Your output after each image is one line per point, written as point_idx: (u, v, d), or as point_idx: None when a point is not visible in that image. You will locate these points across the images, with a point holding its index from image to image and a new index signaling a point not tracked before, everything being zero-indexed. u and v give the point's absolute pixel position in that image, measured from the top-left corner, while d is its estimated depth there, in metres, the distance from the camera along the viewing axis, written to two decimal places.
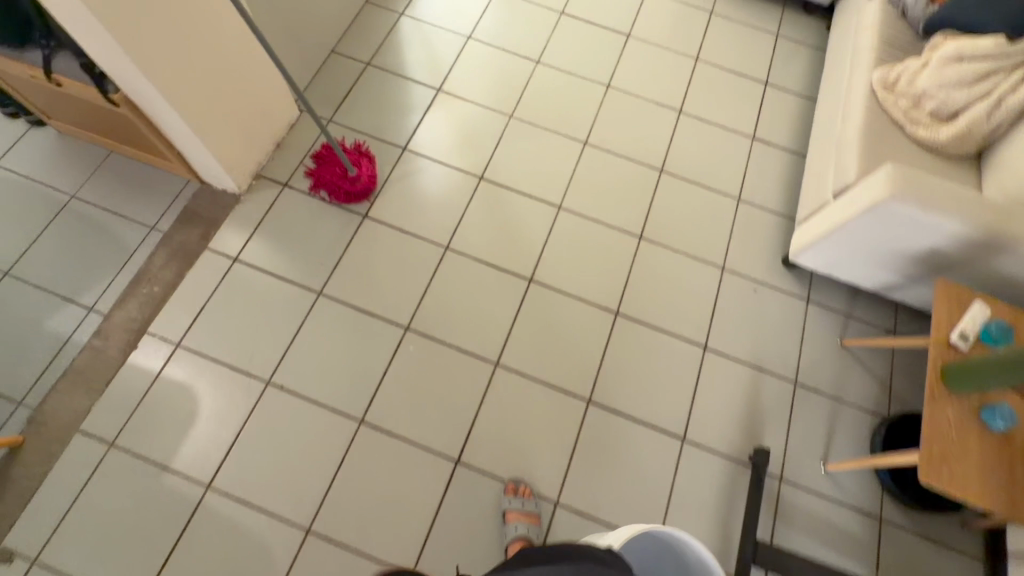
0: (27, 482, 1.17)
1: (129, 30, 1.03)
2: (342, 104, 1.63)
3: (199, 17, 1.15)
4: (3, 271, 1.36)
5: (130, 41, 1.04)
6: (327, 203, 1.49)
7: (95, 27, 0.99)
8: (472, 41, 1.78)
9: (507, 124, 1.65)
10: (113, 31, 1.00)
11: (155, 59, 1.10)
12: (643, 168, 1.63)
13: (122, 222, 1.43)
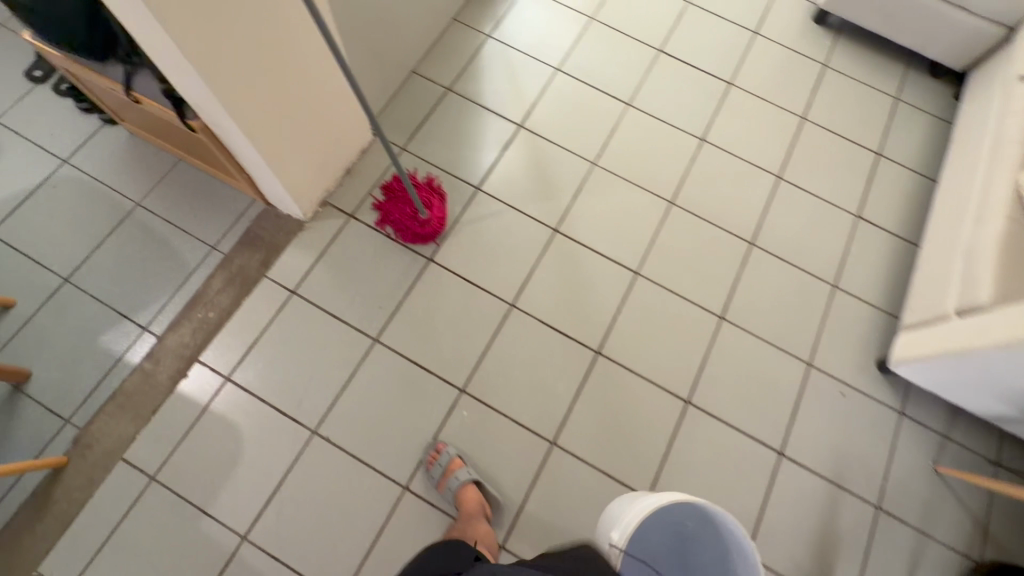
0: (67, 506, 1.15)
1: (212, 61, 0.96)
2: (417, 132, 1.54)
3: (282, 41, 1.07)
4: (63, 276, 1.33)
5: (212, 73, 0.97)
6: (393, 241, 1.41)
7: (179, 59, 0.92)
8: (559, 74, 1.65)
9: (589, 171, 1.54)
10: (194, 57, 0.92)
11: (235, 90, 1.03)
12: (732, 238, 1.49)
13: (183, 238, 1.38)
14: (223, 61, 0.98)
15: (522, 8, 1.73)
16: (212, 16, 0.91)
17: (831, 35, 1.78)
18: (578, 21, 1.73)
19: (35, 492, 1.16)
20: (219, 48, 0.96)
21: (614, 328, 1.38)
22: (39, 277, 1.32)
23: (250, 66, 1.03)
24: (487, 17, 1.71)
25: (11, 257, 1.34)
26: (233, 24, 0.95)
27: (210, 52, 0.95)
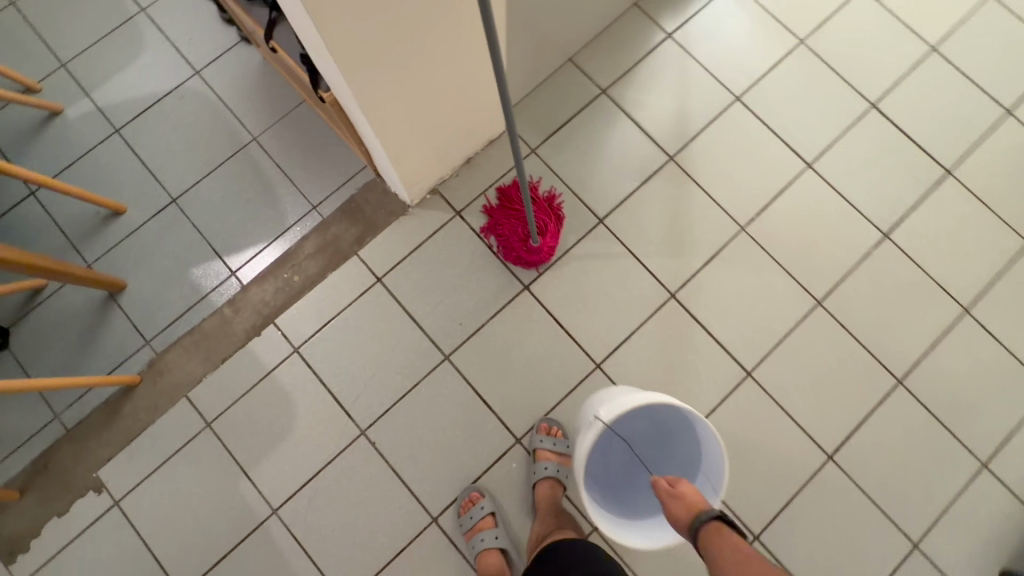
0: (131, 424, 1.21)
1: (352, 50, 0.83)
2: (554, 136, 1.35)
3: (435, 21, 0.90)
4: (171, 196, 1.32)
5: (349, 62, 0.85)
6: (494, 255, 1.28)
7: (314, 41, 0.80)
8: (737, 104, 1.37)
9: (733, 236, 1.30)
10: (332, 42, 0.80)
11: (370, 81, 0.91)
12: (878, 367, 1.24)
13: (288, 189, 1.32)
14: (366, 44, 0.83)
15: (718, 10, 1.43)
16: None
17: None
18: (783, 41, 1.41)
19: (108, 401, 1.22)
20: (364, 28, 0.81)
21: None
22: (150, 190, 1.32)
23: (393, 50, 0.88)
24: (673, 12, 1.42)
25: (130, 161, 1.34)
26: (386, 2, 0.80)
27: (353, 33, 0.80)
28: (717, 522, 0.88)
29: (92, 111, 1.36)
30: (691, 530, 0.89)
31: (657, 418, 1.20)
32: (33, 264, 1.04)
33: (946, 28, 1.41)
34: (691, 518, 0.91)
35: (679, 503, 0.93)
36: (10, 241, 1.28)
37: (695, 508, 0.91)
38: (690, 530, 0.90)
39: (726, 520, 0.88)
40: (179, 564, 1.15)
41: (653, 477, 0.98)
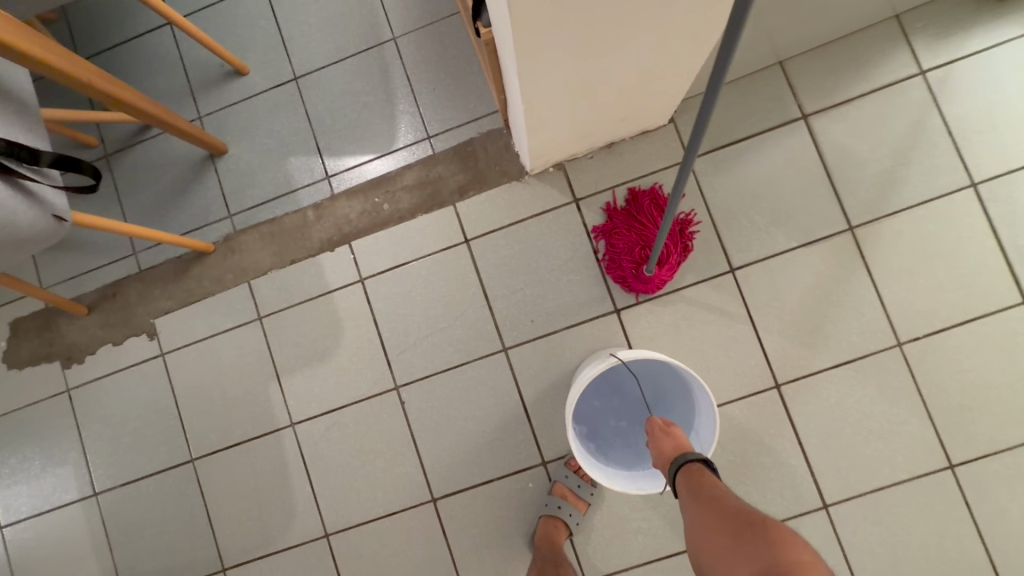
0: (194, 288, 1.22)
1: (535, 19, 0.65)
2: (720, 151, 1.11)
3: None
4: (295, 72, 1.22)
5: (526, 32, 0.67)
6: (596, 263, 1.11)
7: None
8: (968, 190, 1.06)
9: (882, 349, 1.05)
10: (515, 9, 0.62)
11: (542, 53, 0.73)
12: (985, 567, 1.01)
13: (410, 107, 1.19)
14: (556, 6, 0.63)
15: (1003, 60, 1.07)
16: None
17: None
18: None
19: (180, 258, 1.23)
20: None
21: None
22: (277, 58, 1.23)
23: (585, 18, 0.68)
24: (940, 43, 1.08)
25: (267, 21, 1.24)
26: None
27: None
28: (701, 465, 0.82)
29: None
30: (672, 468, 0.84)
31: (663, 387, 1.03)
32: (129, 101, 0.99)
33: None
34: (676, 456, 0.85)
35: (668, 440, 0.88)
36: (137, 66, 1.26)
37: (684, 448, 0.86)
38: (671, 466, 0.85)
39: (710, 465, 0.83)
40: (198, 431, 1.20)
41: (648, 415, 0.94)
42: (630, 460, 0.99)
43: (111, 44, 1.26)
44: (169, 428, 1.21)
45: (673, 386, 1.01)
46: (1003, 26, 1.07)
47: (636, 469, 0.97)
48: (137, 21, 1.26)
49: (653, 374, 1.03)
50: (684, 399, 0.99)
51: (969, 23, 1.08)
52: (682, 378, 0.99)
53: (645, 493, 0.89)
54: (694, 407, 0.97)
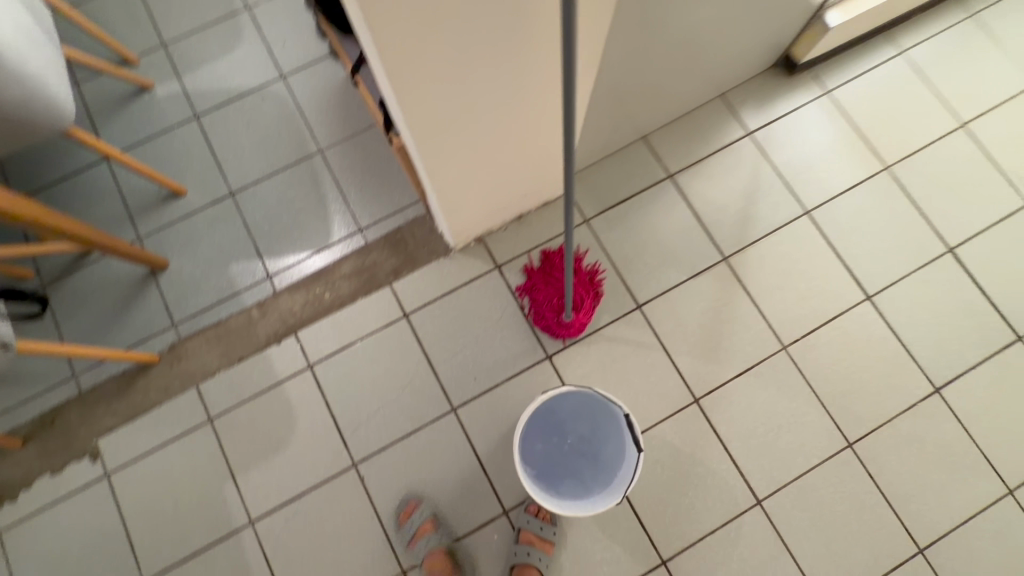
0: (139, 400, 1.23)
1: (429, 123, 0.84)
2: (610, 210, 1.33)
3: (518, 96, 0.88)
4: (231, 188, 1.35)
5: (424, 134, 0.86)
6: (524, 317, 1.26)
7: (396, 111, 0.81)
8: (806, 217, 1.32)
9: (772, 353, 1.24)
10: (410, 116, 0.81)
11: (441, 151, 0.91)
12: (901, 531, 1.15)
13: (341, 206, 1.34)
14: (445, 107, 0.82)
15: (805, 118, 1.39)
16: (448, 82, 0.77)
17: None
18: (867, 164, 1.36)
19: (123, 373, 1.25)
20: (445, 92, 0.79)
21: (698, 546, 1.15)
22: (213, 179, 1.36)
23: (471, 115, 0.87)
24: (757, 111, 1.40)
25: (201, 148, 1.38)
26: (474, 70, 0.78)
27: (433, 95, 0.79)
28: None
29: (179, 94, 1.42)
30: None
31: (594, 418, 1.13)
32: (65, 228, 1.07)
33: None
34: None
35: None
36: (74, 200, 1.34)
37: None
38: None
39: None
40: (150, 550, 1.16)
41: None
42: (578, 490, 1.07)
43: (47, 183, 1.35)
44: (118, 554, 1.16)
45: (602, 415, 1.11)
46: (798, 94, 1.41)
47: (585, 495, 1.05)
48: (73, 160, 1.36)
49: (581, 408, 1.13)
50: (614, 425, 1.09)
51: (773, 95, 1.41)
52: (608, 407, 1.09)
53: (594, 512, 0.98)
54: (622, 430, 1.07)
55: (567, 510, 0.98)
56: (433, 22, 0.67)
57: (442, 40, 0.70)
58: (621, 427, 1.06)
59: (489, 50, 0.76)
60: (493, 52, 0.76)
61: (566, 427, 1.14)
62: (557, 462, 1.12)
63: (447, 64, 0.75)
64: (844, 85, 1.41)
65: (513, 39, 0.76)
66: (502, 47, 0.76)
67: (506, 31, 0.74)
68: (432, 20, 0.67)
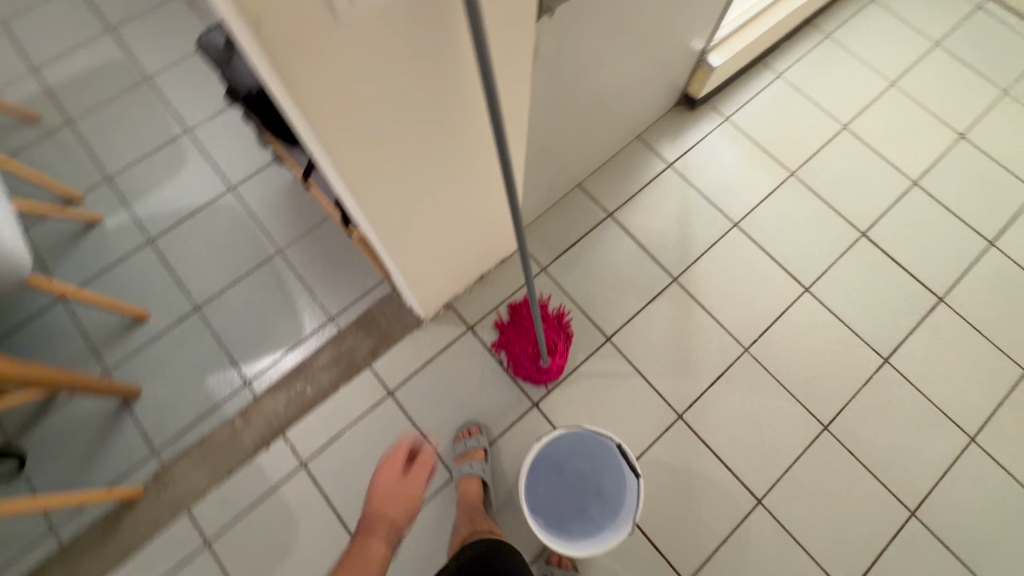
0: (127, 539, 1.18)
1: (389, 215, 0.91)
2: (563, 256, 1.43)
3: (463, 175, 0.97)
4: (195, 303, 1.37)
5: (384, 224, 0.92)
6: (504, 371, 1.31)
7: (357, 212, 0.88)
8: (736, 229, 1.47)
9: (737, 357, 1.34)
10: (372, 213, 0.88)
11: (400, 235, 0.99)
12: (890, 499, 1.23)
13: (309, 299, 1.37)
14: (402, 199, 0.90)
15: (714, 144, 1.57)
16: (402, 179, 0.85)
17: None
18: (775, 173, 1.53)
19: (106, 514, 1.20)
20: (401, 187, 0.87)
21: (714, 559, 1.18)
22: (176, 297, 1.38)
23: (425, 199, 0.95)
24: (671, 145, 1.56)
25: (159, 269, 1.40)
26: (424, 167, 0.86)
27: (391, 192, 0.86)
28: None
29: (129, 222, 1.45)
30: None
31: (590, 455, 1.14)
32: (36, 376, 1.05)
33: (923, 165, 1.55)
34: None
35: None
36: (32, 346, 1.31)
37: None
38: None
39: None
40: None
41: None
42: (587, 527, 1.09)
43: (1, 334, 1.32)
44: None
45: (596, 450, 1.13)
46: (702, 124, 1.59)
47: (595, 531, 1.07)
48: (26, 306, 1.35)
49: (574, 447, 1.15)
50: (609, 457, 1.11)
51: (681, 129, 1.58)
52: (598, 441, 1.11)
53: (604, 546, 1.00)
54: (616, 461, 1.09)
55: (579, 550, 1.01)
56: (387, 142, 0.75)
57: (394, 152, 0.78)
58: (614, 458, 1.09)
59: (435, 148, 0.84)
60: (438, 152, 0.86)
61: (566, 469, 1.17)
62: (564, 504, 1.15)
63: (399, 169, 0.83)
64: (740, 110, 1.61)
65: (455, 136, 0.85)
66: (445, 143, 0.85)
67: (447, 134, 0.83)
68: (383, 141, 0.75)
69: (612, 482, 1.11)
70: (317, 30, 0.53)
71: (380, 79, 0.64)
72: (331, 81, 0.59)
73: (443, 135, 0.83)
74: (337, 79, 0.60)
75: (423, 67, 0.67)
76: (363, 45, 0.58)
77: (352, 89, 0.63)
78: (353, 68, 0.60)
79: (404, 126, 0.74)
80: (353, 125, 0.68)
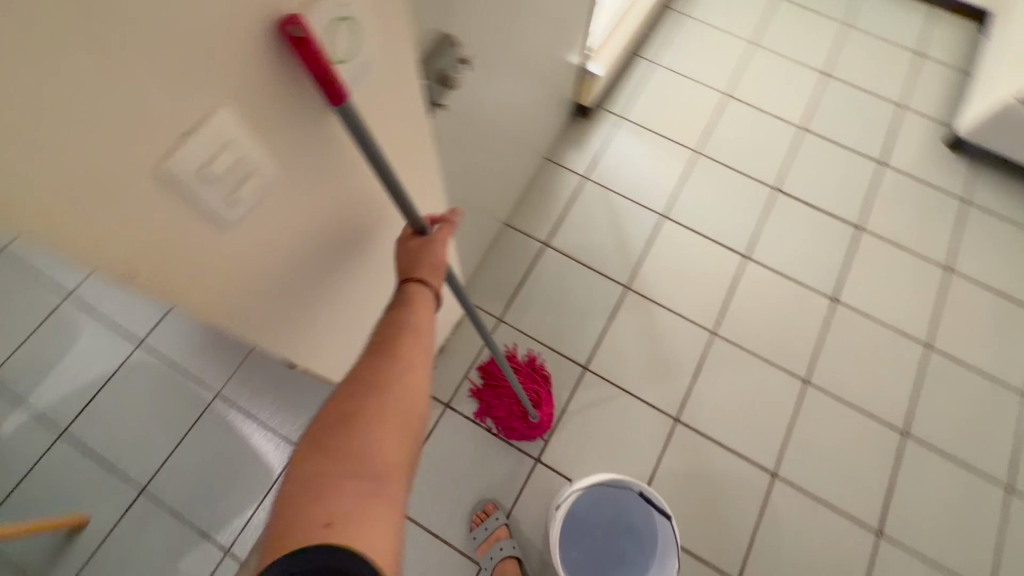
0: None
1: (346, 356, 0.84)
2: (514, 300, 1.39)
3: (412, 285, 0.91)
4: (138, 485, 1.20)
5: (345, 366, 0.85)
6: (495, 436, 1.26)
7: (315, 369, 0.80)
8: (666, 221, 1.49)
9: (708, 343, 1.36)
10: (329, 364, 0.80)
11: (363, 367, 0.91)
12: (882, 428, 1.30)
13: (267, 435, 1.25)
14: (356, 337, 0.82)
15: (618, 145, 1.59)
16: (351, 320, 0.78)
17: (967, 163, 1.59)
18: (682, 156, 1.58)
19: None
20: (352, 328, 0.79)
21: (754, 547, 1.19)
22: (113, 486, 1.20)
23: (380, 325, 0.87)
24: (579, 158, 1.57)
25: (83, 462, 1.22)
26: (370, 299, 0.79)
27: (343, 337, 0.79)
28: None
29: (31, 420, 1.26)
30: None
31: (610, 499, 1.12)
32: None
33: (804, 110, 1.66)
34: None
35: None
36: None
37: None
38: None
39: None
40: None
41: None
42: None
43: None
44: None
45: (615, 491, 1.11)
46: (601, 128, 1.61)
47: None
48: None
49: (592, 496, 1.12)
50: (630, 493, 1.09)
51: (584, 139, 1.60)
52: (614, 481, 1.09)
53: None
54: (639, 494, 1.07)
55: None
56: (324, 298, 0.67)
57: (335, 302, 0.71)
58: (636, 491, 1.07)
59: (377, 278, 0.77)
60: (377, 279, 0.77)
61: (592, 522, 1.13)
62: (603, 559, 1.10)
63: (341, 314, 0.74)
64: (631, 105, 1.64)
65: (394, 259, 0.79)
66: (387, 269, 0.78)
67: (380, 258, 0.75)
68: (317, 301, 0.66)
69: (642, 517, 1.09)
70: (204, 248, 0.45)
71: (294, 253, 0.56)
72: (237, 281, 0.51)
73: (377, 261, 0.74)
74: (243, 276, 0.52)
75: (339, 219, 0.60)
76: (266, 233, 0.51)
77: (269, 276, 0.55)
78: (257, 258, 0.52)
79: (335, 276, 0.66)
80: (278, 304, 0.60)
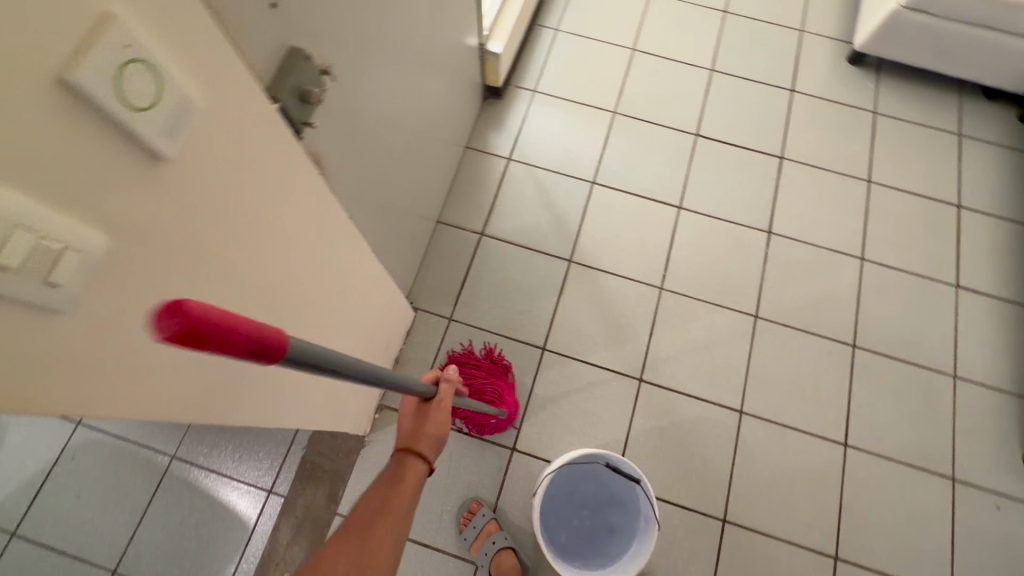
0: None
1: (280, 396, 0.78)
2: (461, 296, 1.37)
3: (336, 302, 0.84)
4: (110, 568, 1.15)
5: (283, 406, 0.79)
6: (467, 435, 1.25)
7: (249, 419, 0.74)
8: (596, 187, 1.49)
9: (657, 299, 1.38)
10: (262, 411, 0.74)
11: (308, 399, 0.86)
12: (832, 345, 1.35)
13: (234, 487, 1.20)
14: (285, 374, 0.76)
15: (536, 120, 1.57)
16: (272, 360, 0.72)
17: (870, 75, 1.64)
18: (601, 119, 1.57)
19: None
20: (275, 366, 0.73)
21: (733, 483, 1.23)
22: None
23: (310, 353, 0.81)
24: (500, 140, 1.54)
25: (45, 558, 1.16)
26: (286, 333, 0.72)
27: (267, 379, 0.72)
28: None
29: None
30: None
31: (586, 474, 1.14)
32: None
33: (710, 51, 1.66)
34: None
35: None
36: None
37: None
38: None
39: None
40: None
41: None
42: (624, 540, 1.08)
43: None
44: None
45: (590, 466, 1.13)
46: (516, 106, 1.58)
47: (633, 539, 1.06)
48: None
49: (570, 476, 1.14)
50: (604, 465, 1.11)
51: (501, 121, 1.57)
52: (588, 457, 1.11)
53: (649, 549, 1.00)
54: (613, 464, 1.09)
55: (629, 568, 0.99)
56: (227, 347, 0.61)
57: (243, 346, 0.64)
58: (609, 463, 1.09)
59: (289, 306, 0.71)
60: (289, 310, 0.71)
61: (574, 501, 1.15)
62: (591, 534, 1.12)
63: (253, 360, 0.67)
64: (542, 77, 1.62)
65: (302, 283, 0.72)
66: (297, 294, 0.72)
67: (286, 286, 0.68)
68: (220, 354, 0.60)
69: (620, 486, 1.11)
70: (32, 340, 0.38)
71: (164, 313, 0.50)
72: (100, 366, 0.45)
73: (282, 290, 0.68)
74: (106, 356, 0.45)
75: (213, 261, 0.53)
76: (116, 303, 0.44)
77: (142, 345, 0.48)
78: (114, 335, 0.45)
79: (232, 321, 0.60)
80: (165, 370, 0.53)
